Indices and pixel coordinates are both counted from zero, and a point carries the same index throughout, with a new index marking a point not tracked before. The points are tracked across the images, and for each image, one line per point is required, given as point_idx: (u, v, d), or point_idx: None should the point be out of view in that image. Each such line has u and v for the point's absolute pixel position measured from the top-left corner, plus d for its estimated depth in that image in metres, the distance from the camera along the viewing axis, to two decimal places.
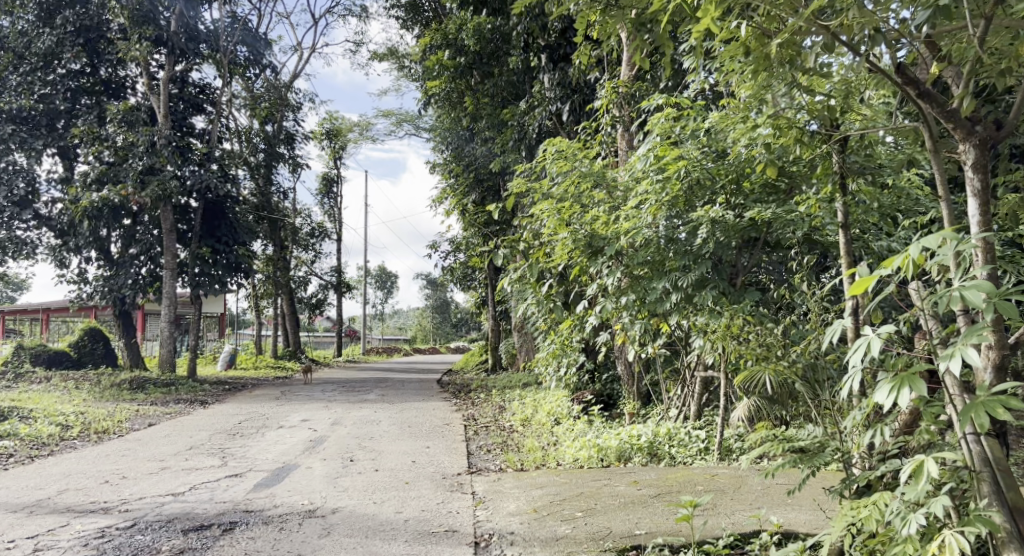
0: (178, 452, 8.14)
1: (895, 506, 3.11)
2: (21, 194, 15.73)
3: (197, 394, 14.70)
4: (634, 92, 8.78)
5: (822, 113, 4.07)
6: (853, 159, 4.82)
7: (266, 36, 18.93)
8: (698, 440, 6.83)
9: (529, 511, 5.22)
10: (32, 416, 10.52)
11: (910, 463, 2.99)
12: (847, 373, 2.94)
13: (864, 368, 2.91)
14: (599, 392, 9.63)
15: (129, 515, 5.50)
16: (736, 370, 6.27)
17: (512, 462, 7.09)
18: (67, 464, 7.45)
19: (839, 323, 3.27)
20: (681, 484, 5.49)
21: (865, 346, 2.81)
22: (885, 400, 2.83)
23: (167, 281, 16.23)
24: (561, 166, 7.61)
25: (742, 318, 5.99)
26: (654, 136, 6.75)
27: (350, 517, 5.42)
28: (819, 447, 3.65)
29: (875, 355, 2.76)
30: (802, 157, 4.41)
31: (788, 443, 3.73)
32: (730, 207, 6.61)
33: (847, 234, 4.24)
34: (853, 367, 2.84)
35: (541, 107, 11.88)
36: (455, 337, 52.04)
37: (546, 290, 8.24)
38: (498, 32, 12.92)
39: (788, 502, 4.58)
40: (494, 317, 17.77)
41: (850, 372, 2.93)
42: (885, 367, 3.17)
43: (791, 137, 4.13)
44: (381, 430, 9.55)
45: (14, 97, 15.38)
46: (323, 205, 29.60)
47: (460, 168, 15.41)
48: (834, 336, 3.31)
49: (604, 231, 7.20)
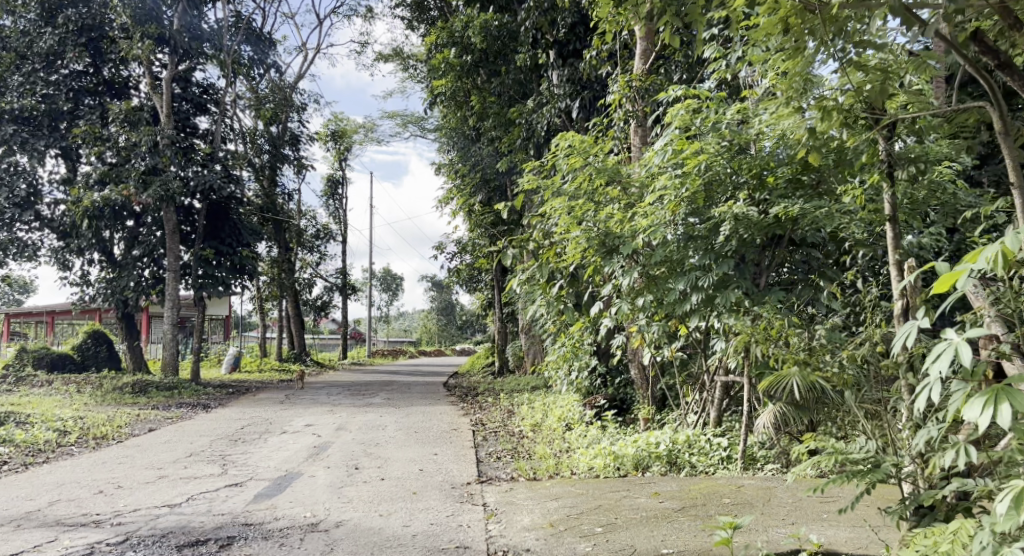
0: (177, 459, 7.85)
1: (983, 538, 2.76)
2: (22, 195, 15.45)
3: (200, 397, 14.39)
4: (648, 86, 8.47)
5: (868, 96, 3.74)
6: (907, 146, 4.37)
7: (270, 36, 18.70)
8: (719, 448, 6.53)
9: (546, 526, 4.90)
10: (29, 421, 10.23)
11: (1007, 489, 2.65)
12: (926, 383, 2.62)
13: (945, 378, 2.59)
14: (612, 397, 9.27)
15: (121, 529, 5.20)
16: (760, 374, 5.96)
17: (524, 471, 6.76)
18: (61, 473, 7.17)
19: (910, 326, 2.85)
20: (706, 497, 5.17)
21: (951, 353, 2.49)
22: (979, 416, 2.53)
23: (171, 282, 15.92)
24: (573, 161, 7.22)
25: (773, 322, 5.68)
26: (673, 128, 6.45)
27: (355, 531, 5.12)
28: (875, 463, 3.29)
29: (966, 364, 2.44)
30: (844, 144, 4.03)
31: (839, 454, 3.39)
32: (753, 203, 6.28)
33: (897, 227, 3.83)
34: (936, 376, 2.53)
35: (551, 104, 11.49)
36: (460, 340, 51.72)
37: (557, 292, 7.99)
38: (505, 29, 12.73)
39: (828, 520, 4.26)
40: (501, 319, 17.48)
41: (928, 382, 2.61)
42: (959, 373, 2.86)
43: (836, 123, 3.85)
44: (387, 436, 9.23)
45: (16, 98, 15.12)
46: (328, 206, 29.37)
47: (466, 168, 15.07)
48: (902, 341, 2.89)
49: (619, 229, 6.94)
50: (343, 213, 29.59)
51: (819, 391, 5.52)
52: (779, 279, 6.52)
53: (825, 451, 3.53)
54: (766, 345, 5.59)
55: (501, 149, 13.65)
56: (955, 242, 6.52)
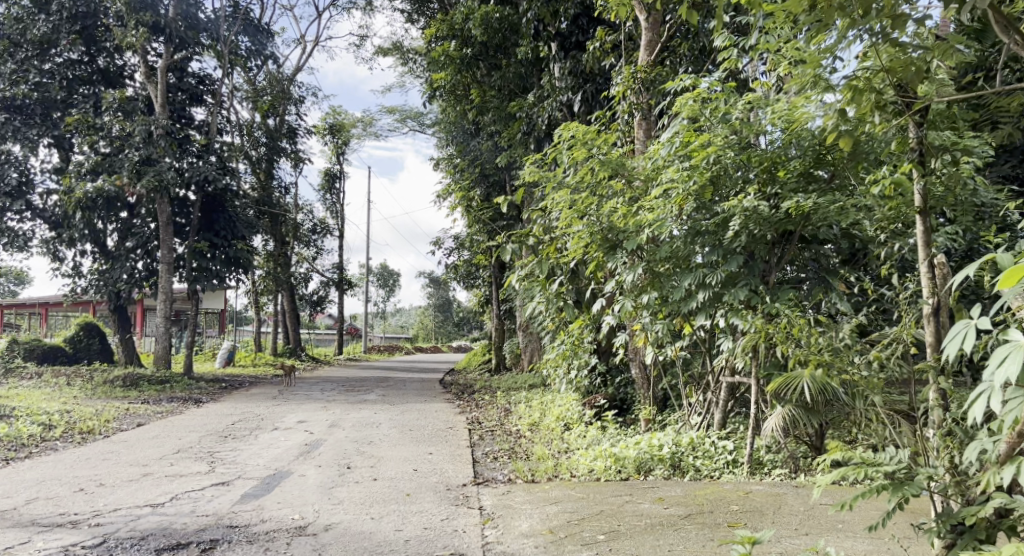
0: (164, 455, 7.61)
1: None
2: (14, 184, 15.16)
3: (191, 392, 14.13)
4: (654, 79, 8.20)
5: (905, 78, 3.50)
6: (939, 135, 4.10)
7: (268, 27, 18.42)
8: (724, 451, 6.27)
9: (545, 532, 4.68)
10: (14, 415, 9.99)
11: None
12: (983, 389, 2.59)
13: (1005, 383, 2.55)
14: (612, 397, 9.02)
15: (98, 531, 4.95)
16: (767, 377, 5.76)
17: (522, 472, 6.51)
18: (43, 469, 6.93)
19: (964, 326, 2.74)
20: (713, 504, 4.93)
21: (1010, 357, 2.46)
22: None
23: (164, 275, 15.61)
24: (576, 153, 6.99)
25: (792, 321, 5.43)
26: (681, 118, 6.26)
27: (345, 535, 4.88)
28: (909, 476, 3.07)
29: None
30: (872, 131, 3.80)
31: (870, 464, 3.17)
32: (765, 197, 6.03)
33: (927, 220, 3.55)
34: (994, 383, 2.49)
35: (552, 97, 11.23)
36: (457, 337, 51.50)
37: (556, 288, 7.71)
38: (507, 21, 12.32)
39: (846, 536, 4.04)
40: (497, 316, 17.29)
41: (986, 388, 2.57)
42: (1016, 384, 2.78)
43: (866, 106, 3.62)
44: (381, 434, 9.00)
45: (7, 85, 14.85)
46: (325, 200, 29.08)
47: (465, 163, 14.86)
48: (955, 344, 2.77)
49: (623, 224, 6.68)
50: (341, 207, 29.33)
51: (831, 394, 5.32)
52: (786, 278, 6.29)
53: (851, 459, 3.29)
54: (788, 346, 5.28)
55: (501, 143, 13.40)
56: (969, 240, 6.23)
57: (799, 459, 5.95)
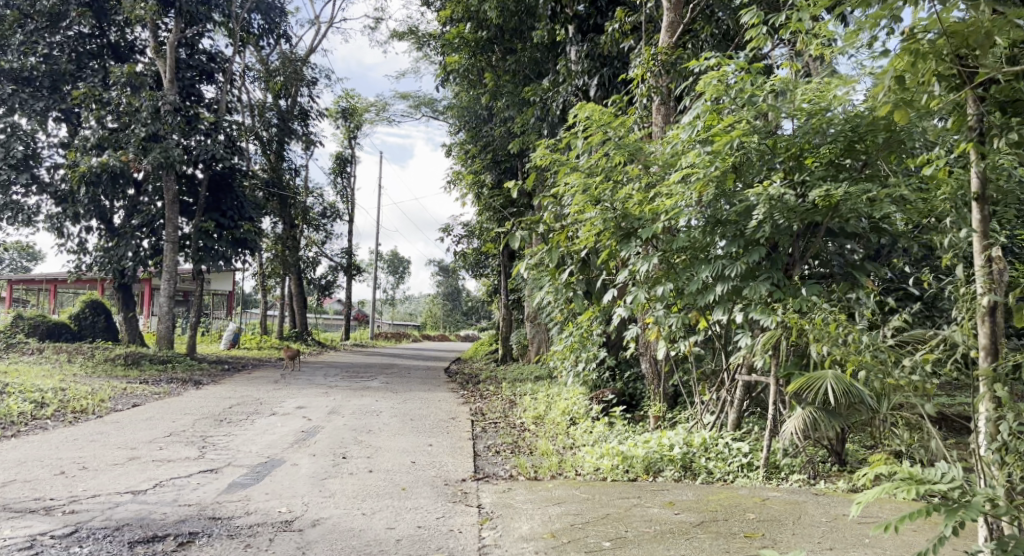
0: (155, 438, 7.33)
1: None
2: (20, 157, 14.79)
3: (192, 373, 13.88)
4: (675, 61, 7.83)
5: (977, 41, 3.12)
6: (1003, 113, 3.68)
7: (281, 4, 18.04)
8: (739, 454, 5.91)
9: (546, 537, 4.36)
10: (7, 391, 9.71)
11: None
12: None
13: None
14: (620, 392, 8.61)
15: (71, 519, 4.67)
16: (787, 376, 5.45)
17: (524, 469, 6.20)
18: (29, 448, 6.67)
19: None
20: (726, 511, 4.60)
21: None
22: None
23: (168, 255, 15.30)
24: (592, 136, 6.66)
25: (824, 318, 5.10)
26: (704, 100, 5.93)
27: (332, 532, 4.56)
28: (965, 497, 2.83)
29: None
30: (927, 106, 3.45)
31: (924, 484, 2.87)
32: (791, 186, 5.70)
33: (985, 206, 3.19)
34: None
35: (567, 82, 10.86)
36: (465, 326, 51.21)
37: (566, 278, 7.39)
38: (523, 4, 11.90)
39: None
40: (506, 306, 16.76)
41: None
42: None
43: (926, 75, 3.32)
44: (381, 422, 8.71)
45: (15, 57, 14.47)
46: (335, 184, 28.76)
47: (477, 149, 14.50)
48: None
49: (639, 212, 6.37)
50: (351, 191, 29.04)
51: (857, 397, 5.07)
52: (809, 273, 5.95)
53: (894, 477, 2.98)
54: (821, 343, 4.93)
55: (514, 130, 12.98)
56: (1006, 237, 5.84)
57: (819, 465, 5.60)
